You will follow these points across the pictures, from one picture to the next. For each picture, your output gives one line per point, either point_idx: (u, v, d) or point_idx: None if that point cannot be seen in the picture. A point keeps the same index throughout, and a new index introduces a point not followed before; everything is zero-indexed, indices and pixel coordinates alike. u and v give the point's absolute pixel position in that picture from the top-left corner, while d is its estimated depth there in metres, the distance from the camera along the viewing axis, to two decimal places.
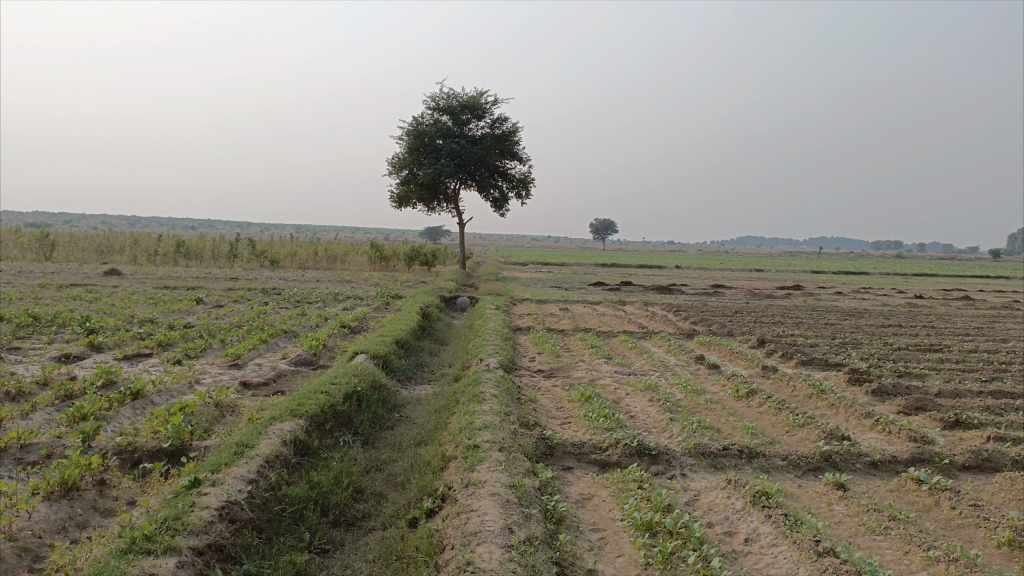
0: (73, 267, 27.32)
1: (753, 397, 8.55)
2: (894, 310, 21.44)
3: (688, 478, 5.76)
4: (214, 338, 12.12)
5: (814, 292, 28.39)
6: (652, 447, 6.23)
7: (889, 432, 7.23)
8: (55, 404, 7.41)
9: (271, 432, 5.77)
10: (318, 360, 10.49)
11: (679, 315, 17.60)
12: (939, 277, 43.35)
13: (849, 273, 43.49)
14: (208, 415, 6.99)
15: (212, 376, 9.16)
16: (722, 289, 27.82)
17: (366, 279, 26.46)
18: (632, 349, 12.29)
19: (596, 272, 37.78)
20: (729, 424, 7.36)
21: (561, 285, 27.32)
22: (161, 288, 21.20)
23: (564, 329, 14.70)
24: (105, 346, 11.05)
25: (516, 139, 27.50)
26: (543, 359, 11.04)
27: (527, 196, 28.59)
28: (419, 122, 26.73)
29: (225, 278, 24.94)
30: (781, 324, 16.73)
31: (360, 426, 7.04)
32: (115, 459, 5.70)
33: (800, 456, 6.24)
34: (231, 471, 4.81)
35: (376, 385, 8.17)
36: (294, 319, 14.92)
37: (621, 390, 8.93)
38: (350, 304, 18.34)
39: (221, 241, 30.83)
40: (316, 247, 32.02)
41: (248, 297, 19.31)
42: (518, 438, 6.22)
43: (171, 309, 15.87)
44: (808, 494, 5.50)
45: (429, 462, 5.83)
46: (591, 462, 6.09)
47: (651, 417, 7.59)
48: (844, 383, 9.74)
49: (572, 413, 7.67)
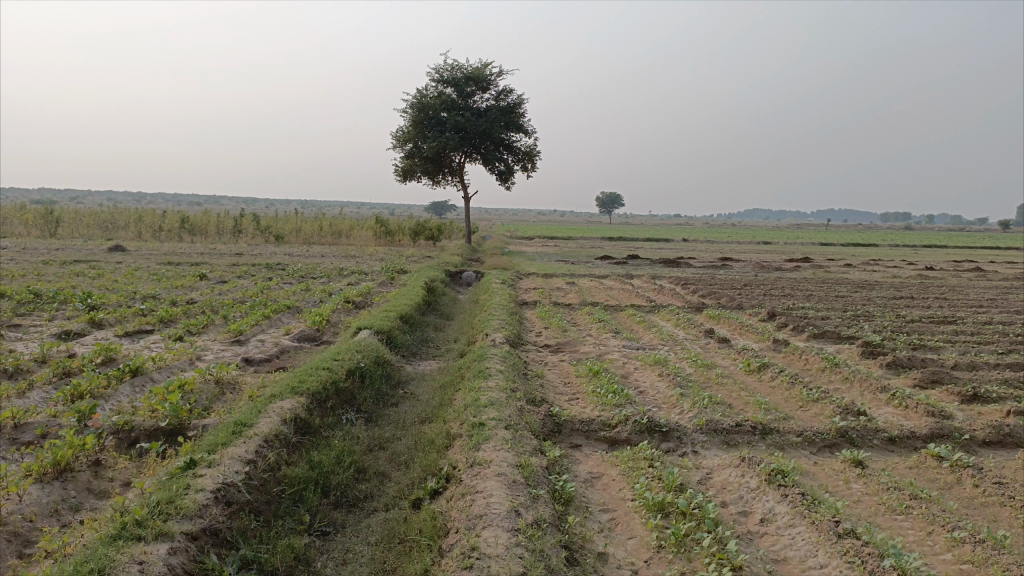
0: (77, 244, 27.15)
1: (764, 371, 8.36)
2: (906, 282, 21.16)
3: (700, 456, 5.59)
4: (216, 314, 11.96)
5: (823, 264, 28.08)
6: (663, 423, 6.05)
7: (906, 406, 7.03)
8: (53, 382, 7.27)
9: (270, 410, 5.60)
10: (322, 336, 10.33)
11: (687, 288, 17.36)
12: (948, 248, 42.93)
13: (858, 245, 43.12)
14: (207, 393, 6.84)
15: (214, 353, 9.01)
16: (730, 262, 27.55)
17: (371, 254, 26.26)
18: (640, 323, 12.09)
19: (603, 245, 37.49)
20: (741, 399, 7.17)
21: (567, 259, 27.00)
22: (164, 264, 21.02)
23: (571, 303, 14.50)
24: (106, 323, 10.90)
25: (521, 111, 27.11)
26: (550, 334, 10.86)
27: (533, 169, 28.25)
28: (423, 94, 26.36)
29: (230, 254, 24.78)
30: (791, 296, 16.49)
31: (363, 403, 6.88)
32: (111, 439, 5.56)
33: (815, 432, 6.06)
34: (228, 451, 4.65)
35: (379, 361, 8.00)
36: (297, 295, 14.74)
37: (629, 365, 8.74)
38: (355, 279, 18.17)
39: (225, 217, 30.63)
40: (321, 222, 31.81)
41: (252, 272, 19.13)
42: (524, 415, 6.05)
43: (174, 285, 15.72)
44: (824, 472, 5.32)
45: (433, 440, 5.66)
46: (599, 439, 5.91)
47: (660, 393, 7.41)
48: (858, 356, 9.54)
49: (580, 389, 7.50)
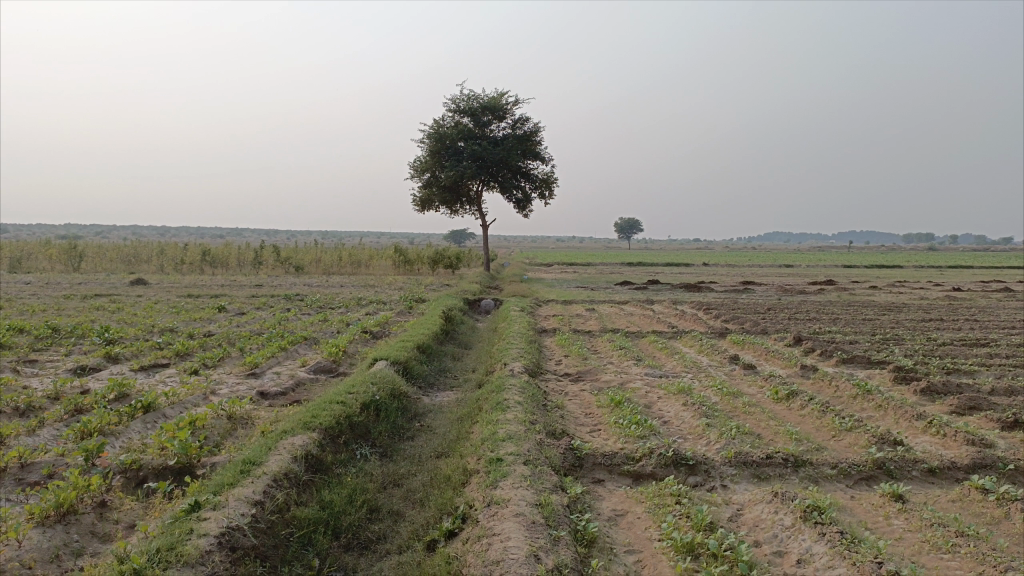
0: (100, 278, 27.36)
1: (793, 399, 8.06)
2: (934, 304, 20.68)
3: (729, 491, 5.32)
4: (233, 347, 11.85)
5: (848, 287, 27.58)
6: (690, 456, 5.78)
7: (944, 435, 6.71)
8: (64, 419, 7.13)
9: (280, 447, 5.42)
10: (339, 367, 10.16)
11: (709, 314, 17.04)
12: (974, 269, 42.14)
13: (882, 267, 42.50)
14: (219, 429, 6.68)
15: (229, 387, 8.86)
16: (752, 286, 27.17)
17: (390, 283, 26.19)
18: (663, 350, 11.81)
19: (622, 271, 37.19)
20: (770, 429, 6.89)
21: (586, 286, 26.77)
22: (184, 297, 21.05)
23: (591, 330, 14.25)
24: (122, 358, 10.81)
25: (537, 139, 27.10)
26: (570, 363, 10.63)
27: (550, 196, 28.17)
28: (439, 124, 26.45)
29: (249, 285, 24.79)
30: (817, 320, 16.11)
31: (378, 437, 6.68)
32: (118, 478, 5.40)
33: (851, 464, 5.77)
34: (234, 492, 4.46)
35: (395, 393, 7.80)
36: (315, 326, 14.62)
37: (652, 394, 8.48)
38: (372, 309, 18.07)
39: (245, 249, 30.76)
40: (340, 252, 31.86)
41: (271, 304, 19.09)
42: (544, 449, 5.81)
43: (192, 318, 15.67)
44: (862, 507, 5.04)
45: (449, 477, 5.44)
46: (623, 474, 5.66)
47: (685, 423, 7.14)
48: (890, 381, 9.19)
49: (601, 420, 7.25)
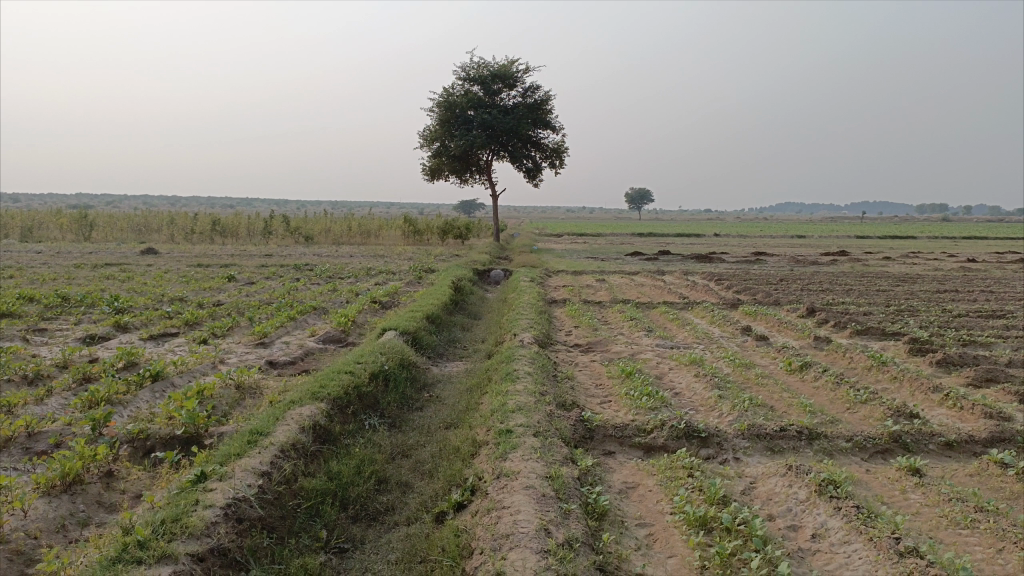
0: (111, 247, 27.39)
1: (807, 371, 7.96)
2: (949, 275, 20.43)
3: (742, 463, 5.25)
4: (242, 316, 11.81)
5: (861, 257, 27.30)
6: (702, 428, 5.70)
7: (961, 408, 6.59)
8: (72, 388, 7.11)
9: (288, 417, 5.37)
10: (348, 337, 10.11)
11: (721, 285, 16.88)
12: (989, 240, 41.63)
13: (895, 238, 42.08)
14: (226, 399, 6.64)
15: (237, 356, 8.83)
16: (764, 257, 26.94)
17: (400, 253, 26.11)
18: (674, 320, 11.70)
19: (633, 242, 36.97)
20: (784, 401, 6.80)
21: (596, 256, 26.60)
22: (194, 266, 21.04)
23: (601, 301, 14.14)
24: (132, 327, 10.80)
25: (548, 107, 26.77)
26: (581, 333, 10.54)
27: (561, 165, 27.91)
28: (449, 92, 26.12)
29: (259, 255, 24.77)
30: (830, 291, 15.94)
31: (387, 407, 6.62)
32: (125, 448, 5.37)
33: (866, 437, 5.67)
34: (241, 463, 4.41)
35: (404, 363, 7.74)
36: (324, 295, 14.58)
37: (663, 365, 8.39)
38: (382, 279, 18.01)
39: (255, 218, 30.70)
40: (350, 222, 31.75)
41: (281, 273, 19.05)
42: (554, 421, 5.74)
43: (202, 288, 15.65)
44: (878, 481, 4.95)
45: (458, 448, 5.38)
46: (634, 446, 5.59)
47: (697, 394, 7.06)
48: (905, 353, 9.07)
49: (612, 391, 7.18)
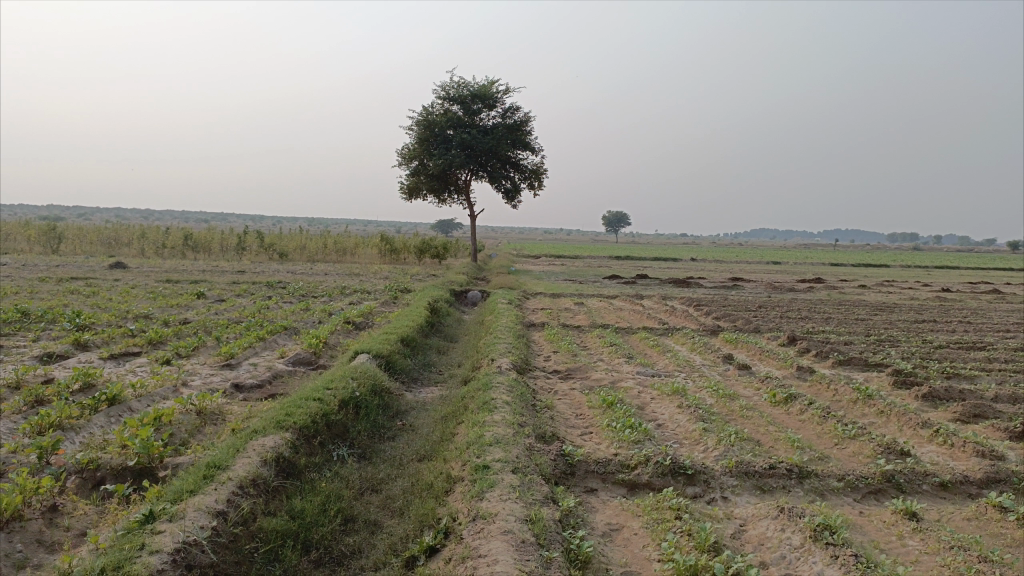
0: (79, 260, 26.73)
1: (792, 403, 7.75)
2: (925, 305, 20.48)
3: (730, 504, 4.99)
4: (209, 335, 11.39)
5: (837, 285, 27.43)
6: (688, 465, 5.43)
7: (952, 445, 6.40)
8: (21, 411, 6.68)
9: (249, 448, 5.02)
10: (319, 360, 9.74)
11: (700, 310, 16.73)
12: (961, 270, 42.10)
13: (869, 266, 42.46)
14: (186, 426, 6.25)
15: (202, 378, 8.42)
16: (741, 283, 26.91)
17: (376, 272, 25.73)
18: (654, 347, 11.46)
19: (611, 265, 36.91)
20: (770, 435, 6.56)
21: (574, 279, 26.44)
22: (163, 282, 20.52)
23: (580, 325, 13.88)
24: (92, 345, 10.33)
25: (529, 128, 26.67)
26: (559, 359, 10.27)
27: (540, 187, 27.78)
28: (429, 111, 25.93)
29: (231, 272, 24.27)
30: (810, 319, 15.84)
31: (357, 437, 6.27)
32: (73, 480, 4.98)
33: (858, 476, 5.44)
34: (195, 500, 4.07)
35: (377, 390, 7.41)
36: (296, 315, 14.17)
37: (645, 395, 8.12)
38: (356, 298, 17.63)
39: (229, 234, 30.16)
40: (326, 239, 31.29)
41: (252, 291, 18.58)
42: (534, 456, 5.44)
43: (169, 304, 15.17)
44: (874, 525, 4.71)
45: (431, 484, 5.07)
46: (617, 483, 5.31)
47: (681, 427, 6.80)
48: (889, 386, 8.90)
49: (593, 422, 6.89)
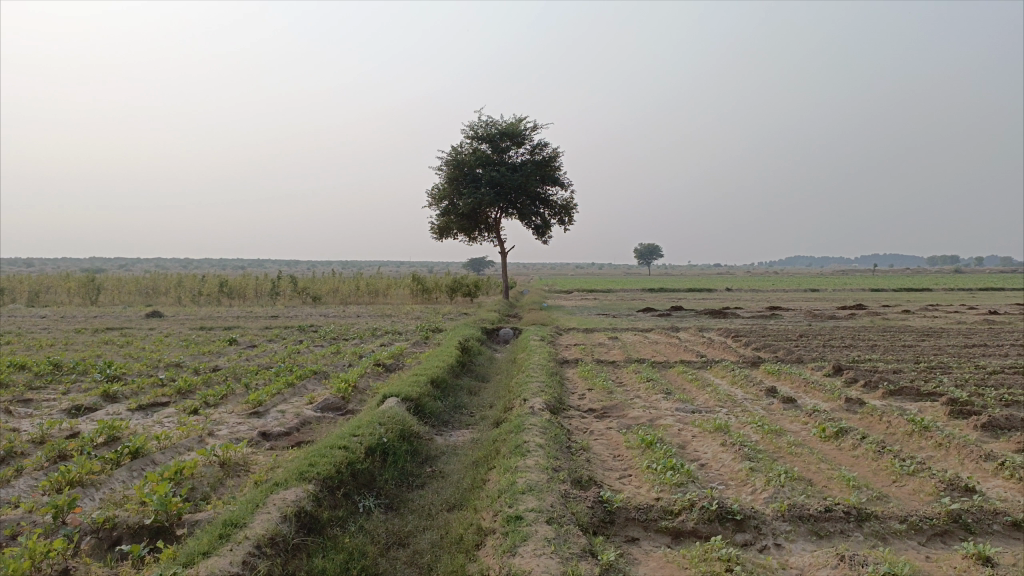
0: (116, 311, 27.06)
1: (843, 438, 7.30)
2: (973, 329, 19.71)
3: (784, 552, 4.60)
4: (237, 382, 11.26)
5: (879, 311, 26.67)
6: (736, 509, 5.05)
7: (1021, 479, 5.90)
8: (43, 467, 6.53)
9: (269, 503, 4.78)
10: (348, 405, 9.51)
11: (738, 342, 16.24)
12: (1006, 291, 40.88)
13: (911, 291, 41.36)
14: (208, 479, 6.03)
15: (229, 427, 8.23)
16: (778, 312, 26.29)
17: (408, 313, 25.63)
18: (693, 381, 11.05)
19: (645, 298, 36.47)
20: (822, 474, 6.14)
21: (608, 313, 26.09)
22: (197, 329, 20.62)
23: (615, 361, 13.52)
24: (121, 396, 10.24)
25: (557, 164, 26.59)
26: (594, 397, 9.92)
27: (570, 222, 27.61)
28: (458, 151, 26.01)
29: (264, 317, 24.35)
30: (854, 347, 15.27)
31: (384, 486, 6.00)
32: (88, 540, 4.77)
33: (922, 517, 5.01)
34: (208, 563, 3.82)
35: (405, 435, 7.14)
36: (327, 359, 14.01)
37: (686, 433, 7.73)
38: (387, 340, 17.47)
39: (263, 280, 30.39)
40: (358, 282, 31.37)
41: (284, 336, 18.52)
42: (569, 503, 5.11)
43: (201, 352, 15.14)
44: (944, 572, 4.27)
45: (461, 537, 4.77)
46: (660, 531, 4.95)
47: (726, 466, 6.41)
48: (946, 416, 8.38)
49: (632, 464, 6.53)
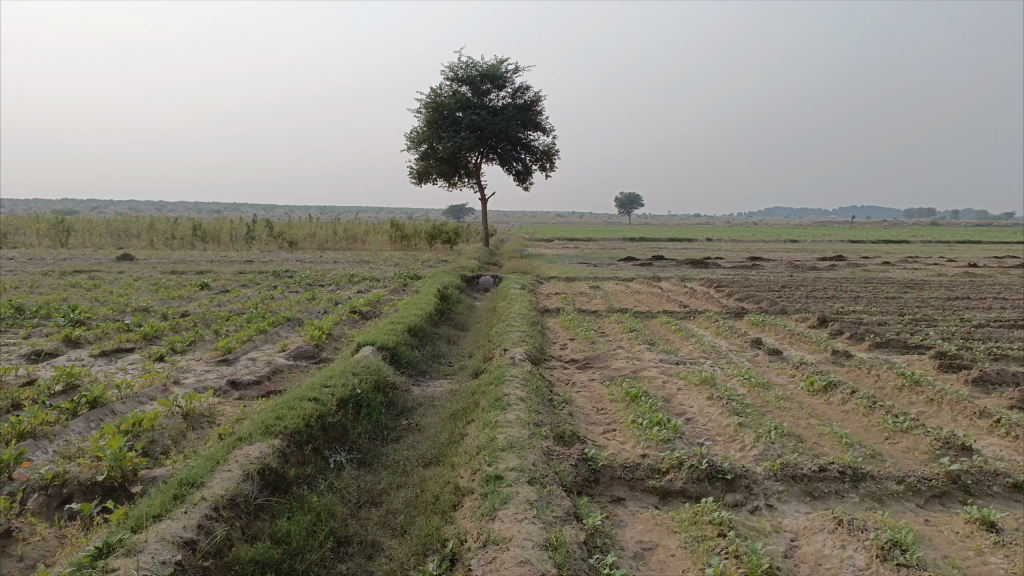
0: (86, 253, 26.29)
1: (831, 392, 7.11)
2: (954, 281, 19.66)
3: (777, 514, 4.38)
4: (207, 329, 10.84)
5: (858, 262, 26.63)
6: (727, 468, 4.80)
7: (1017, 437, 5.72)
8: None
9: (231, 460, 4.45)
10: (322, 353, 9.17)
11: (721, 292, 16.02)
12: (983, 244, 41.01)
13: (891, 243, 41.43)
14: (169, 431, 5.69)
15: (195, 375, 7.87)
16: (760, 262, 26.14)
17: (386, 259, 25.15)
18: (676, 332, 10.83)
19: (627, 247, 36.16)
20: (812, 430, 5.93)
21: (589, 261, 25.83)
22: (168, 273, 20.03)
23: (597, 310, 13.24)
24: (84, 342, 9.81)
25: (539, 109, 25.92)
26: (576, 347, 9.66)
27: (551, 168, 27.05)
28: (437, 93, 25.23)
29: (239, 261, 23.75)
30: (837, 299, 15.13)
31: (357, 440, 5.69)
32: (35, 498, 4.41)
33: (920, 478, 4.79)
34: (160, 529, 3.50)
35: (380, 386, 6.82)
36: (301, 305, 13.59)
37: (671, 385, 7.50)
38: (364, 286, 17.05)
39: (238, 223, 29.61)
40: (335, 227, 30.71)
41: (258, 281, 18.01)
42: (552, 462, 4.83)
43: (171, 297, 14.64)
44: (946, 537, 4.06)
45: (438, 497, 4.49)
46: (648, 491, 4.72)
47: (714, 421, 6.18)
48: (935, 370, 8.22)
49: (616, 418, 6.28)
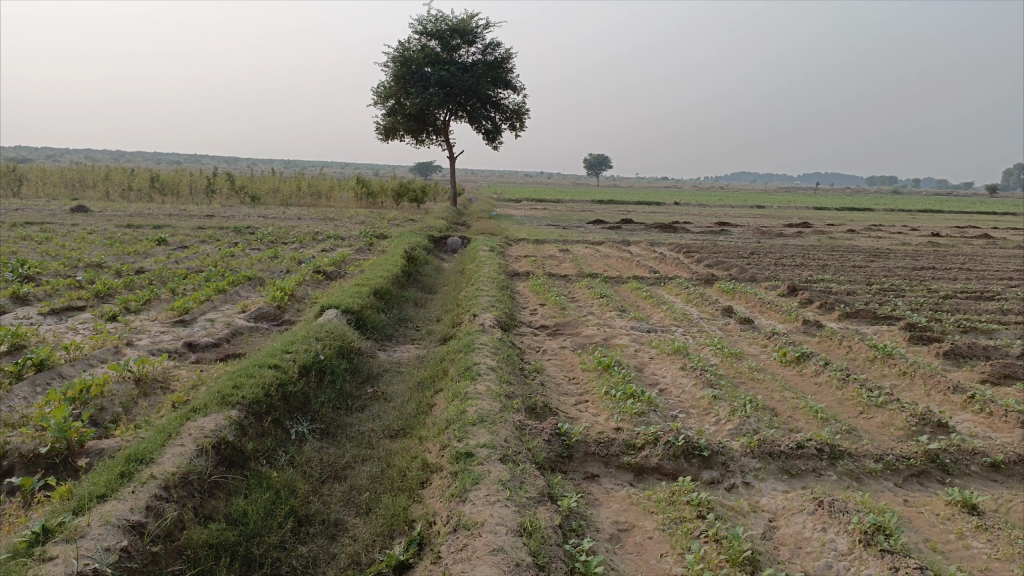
0: (39, 204, 25.26)
1: (804, 363, 7.02)
2: (919, 251, 19.83)
3: (755, 494, 4.26)
4: (163, 287, 10.41)
5: (824, 230, 26.84)
6: (703, 445, 4.66)
7: (991, 413, 5.69)
8: None
9: (184, 432, 4.19)
10: (284, 315, 8.85)
11: (690, 258, 15.92)
12: (944, 214, 41.56)
13: (855, 210, 41.77)
14: (119, 398, 5.38)
15: (150, 337, 7.51)
16: (728, 227, 26.15)
17: (351, 217, 24.60)
18: (647, 298, 10.69)
19: (596, 209, 35.94)
20: (786, 403, 5.84)
21: (558, 223, 25.59)
22: (124, 227, 19.30)
23: (566, 274, 13.04)
24: (32, 299, 9.34)
25: (510, 67, 25.35)
26: (546, 313, 9.46)
27: (521, 128, 26.60)
28: (405, 47, 24.50)
29: (199, 216, 23.05)
30: (805, 267, 15.14)
31: (320, 410, 5.45)
32: None
33: (898, 456, 4.72)
34: (103, 512, 3.23)
35: (344, 352, 6.55)
36: (263, 264, 13.15)
37: (643, 354, 7.36)
38: (329, 245, 16.60)
39: (198, 176, 28.69)
40: (299, 182, 29.95)
41: (219, 237, 17.44)
42: (525, 438, 4.65)
43: (126, 252, 14.07)
44: (927, 520, 3.97)
45: (404, 474, 4.28)
46: (622, 468, 4.57)
47: (688, 393, 6.06)
48: (905, 342, 8.19)
49: (589, 389, 6.11)
